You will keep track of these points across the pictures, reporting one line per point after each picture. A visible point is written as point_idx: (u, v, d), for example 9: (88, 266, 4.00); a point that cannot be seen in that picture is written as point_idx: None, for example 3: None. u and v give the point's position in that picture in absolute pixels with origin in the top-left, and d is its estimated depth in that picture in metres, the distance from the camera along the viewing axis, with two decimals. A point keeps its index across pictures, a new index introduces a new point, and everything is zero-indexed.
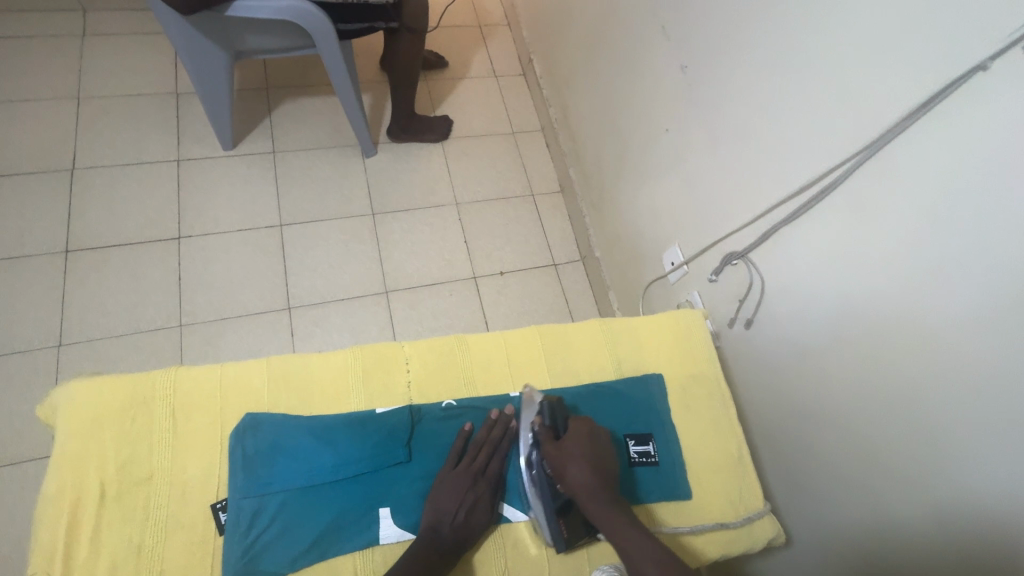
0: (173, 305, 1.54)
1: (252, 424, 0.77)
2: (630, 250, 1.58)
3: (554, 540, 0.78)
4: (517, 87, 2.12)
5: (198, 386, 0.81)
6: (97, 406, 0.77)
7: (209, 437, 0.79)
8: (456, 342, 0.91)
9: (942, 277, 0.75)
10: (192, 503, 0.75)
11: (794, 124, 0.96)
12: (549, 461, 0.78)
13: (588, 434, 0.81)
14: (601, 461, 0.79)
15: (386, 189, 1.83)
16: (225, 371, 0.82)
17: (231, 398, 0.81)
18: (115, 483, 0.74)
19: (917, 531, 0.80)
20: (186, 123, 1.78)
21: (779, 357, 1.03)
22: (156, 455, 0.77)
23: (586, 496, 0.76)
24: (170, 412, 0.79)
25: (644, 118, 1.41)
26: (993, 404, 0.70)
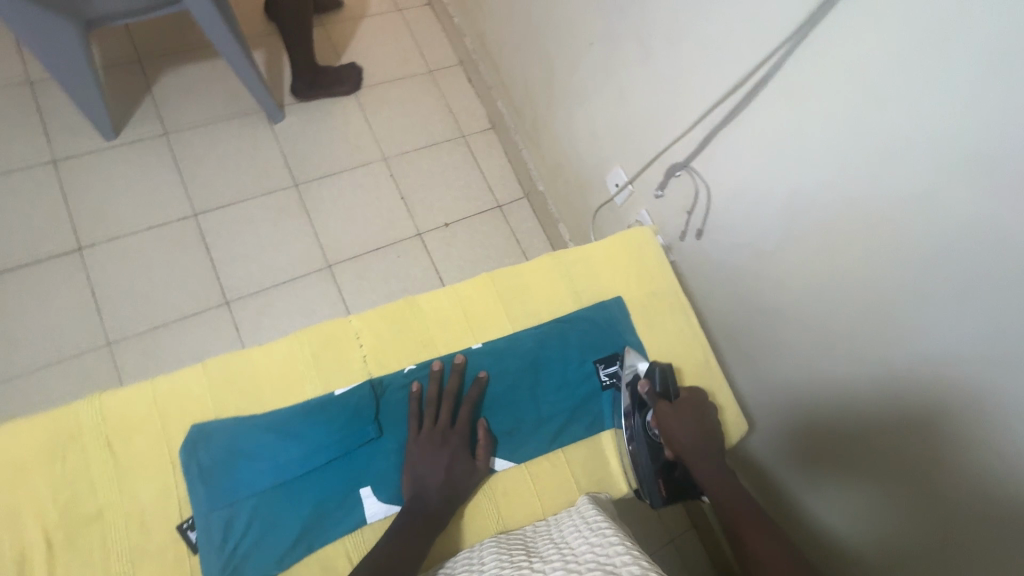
0: (96, 324, 1.40)
1: (202, 436, 0.72)
2: (572, 178, 1.54)
3: (653, 496, 0.84)
4: (425, 20, 1.95)
5: (128, 409, 0.74)
6: (17, 454, 0.70)
7: (156, 459, 0.73)
8: (405, 305, 0.86)
9: (876, 158, 0.77)
10: (155, 530, 0.70)
11: (723, 15, 0.91)
12: (660, 421, 0.84)
13: (700, 406, 0.87)
14: (708, 428, 0.85)
15: (305, 154, 1.68)
16: (156, 387, 0.75)
17: (171, 413, 0.75)
18: (62, 528, 0.68)
19: (879, 401, 0.85)
20: (53, 116, 1.55)
21: (735, 261, 1.05)
22: (101, 490, 0.71)
23: (695, 457, 0.82)
24: (105, 442, 0.72)
25: (565, 33, 1.32)
26: (951, 268, 0.71)
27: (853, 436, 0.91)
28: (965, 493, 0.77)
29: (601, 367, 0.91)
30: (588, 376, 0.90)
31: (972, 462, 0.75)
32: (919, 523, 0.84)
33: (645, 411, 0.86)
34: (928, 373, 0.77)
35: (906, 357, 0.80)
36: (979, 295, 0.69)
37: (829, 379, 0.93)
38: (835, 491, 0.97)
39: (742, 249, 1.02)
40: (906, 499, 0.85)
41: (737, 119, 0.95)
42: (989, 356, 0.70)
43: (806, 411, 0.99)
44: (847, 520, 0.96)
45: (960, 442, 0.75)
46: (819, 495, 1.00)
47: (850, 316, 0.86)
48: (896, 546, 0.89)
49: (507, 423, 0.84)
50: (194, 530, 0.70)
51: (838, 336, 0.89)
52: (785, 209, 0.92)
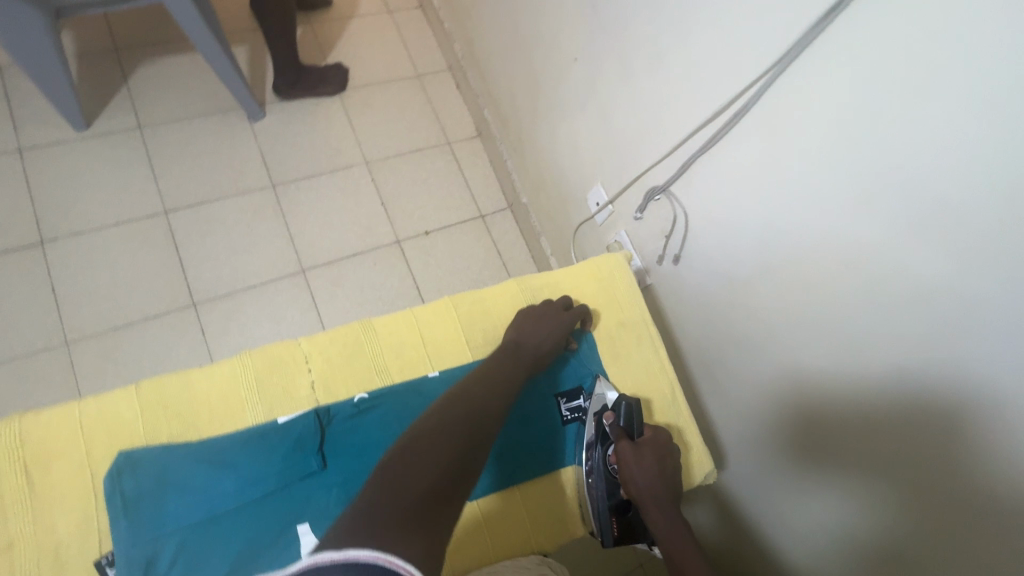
0: (53, 322, 1.35)
1: (128, 464, 0.68)
2: (555, 192, 1.51)
3: (604, 535, 0.83)
4: (415, 23, 1.92)
5: (53, 431, 0.70)
6: None
7: (78, 486, 0.69)
8: (361, 328, 0.83)
9: (852, 197, 0.75)
10: (72, 564, 0.66)
11: (705, 40, 0.89)
12: (621, 457, 0.82)
13: (664, 448, 0.84)
14: (669, 472, 0.82)
15: (284, 155, 1.64)
16: (85, 408, 0.71)
17: (99, 437, 0.71)
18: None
19: (840, 413, 0.84)
20: (21, 103, 1.50)
21: (710, 290, 1.02)
22: (14, 519, 0.66)
23: (651, 501, 0.79)
24: (23, 467, 0.68)
25: (551, 46, 1.30)
26: (925, 281, 0.69)
27: (830, 440, 0.86)
28: (947, 495, 0.72)
29: (564, 401, 0.90)
30: (550, 409, 0.90)
31: (954, 458, 0.71)
32: (900, 530, 0.79)
33: (607, 445, 0.84)
34: (908, 372, 0.73)
35: (884, 357, 0.76)
36: (968, 284, 0.65)
37: (801, 389, 0.89)
38: (809, 502, 0.92)
39: (719, 278, 1.00)
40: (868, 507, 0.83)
41: (716, 146, 0.94)
42: (977, 352, 0.66)
43: (781, 419, 0.94)
44: (821, 535, 0.90)
45: (942, 440, 0.72)
46: (792, 507, 0.95)
47: (822, 354, 0.84)
48: (873, 558, 0.83)
49: None
50: (112, 566, 0.66)
51: (809, 374, 0.87)
52: (762, 240, 0.90)
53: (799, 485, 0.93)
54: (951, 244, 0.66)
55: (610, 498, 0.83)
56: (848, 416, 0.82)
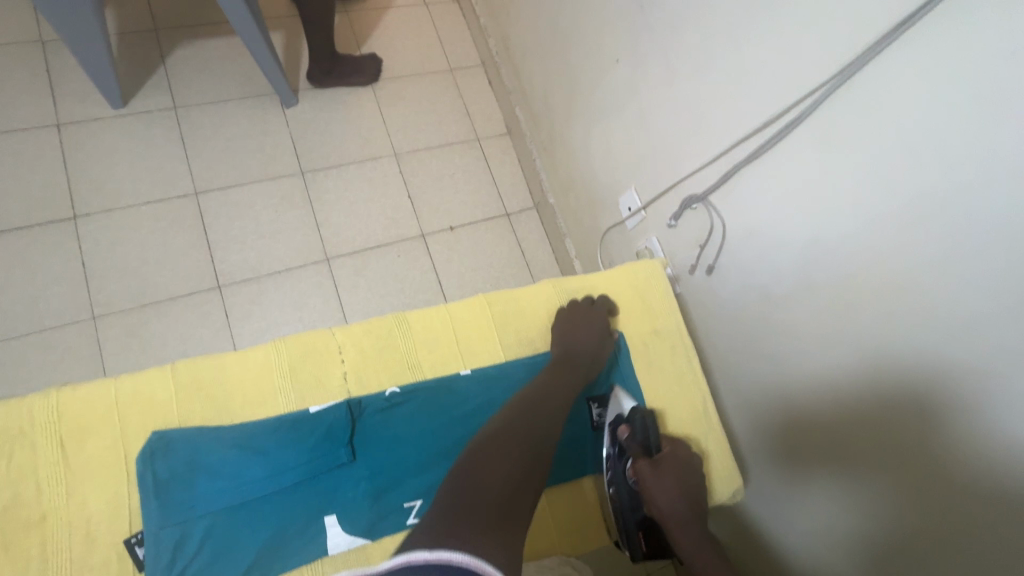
0: (82, 296, 1.37)
1: (162, 445, 0.68)
2: (585, 194, 1.50)
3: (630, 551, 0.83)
4: (451, 17, 1.91)
5: (88, 407, 0.70)
6: None
7: (111, 465, 0.69)
8: (394, 322, 0.82)
9: (902, 218, 0.73)
10: (100, 542, 0.66)
11: (757, 48, 0.87)
12: (642, 479, 0.81)
13: (682, 463, 0.84)
14: (690, 489, 0.82)
15: (315, 143, 1.64)
16: (120, 386, 0.71)
17: (132, 416, 0.71)
18: (3, 530, 0.65)
19: (847, 411, 0.84)
20: (61, 78, 1.52)
21: (744, 304, 1.00)
22: (47, 493, 0.67)
23: (675, 521, 0.80)
24: (58, 442, 0.68)
25: (591, 46, 1.28)
26: (973, 317, 0.67)
27: (838, 434, 0.87)
28: (959, 493, 0.72)
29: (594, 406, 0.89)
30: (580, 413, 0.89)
31: (957, 453, 0.71)
32: (912, 529, 0.78)
33: (625, 462, 0.83)
34: (919, 367, 0.73)
35: (898, 350, 0.76)
36: (993, 277, 0.64)
37: (817, 385, 0.89)
38: (815, 496, 0.92)
39: (753, 292, 0.98)
40: (865, 503, 0.84)
41: (762, 157, 0.91)
42: (975, 347, 0.67)
43: (793, 412, 0.94)
44: (823, 529, 0.91)
45: (947, 436, 0.72)
46: (796, 501, 0.95)
47: (860, 378, 0.82)
48: (869, 553, 0.84)
49: None
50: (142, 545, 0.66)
51: (843, 398, 0.85)
52: (803, 257, 0.87)
53: (804, 479, 0.93)
54: (962, 245, 0.67)
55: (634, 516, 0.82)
56: (861, 409, 0.82)
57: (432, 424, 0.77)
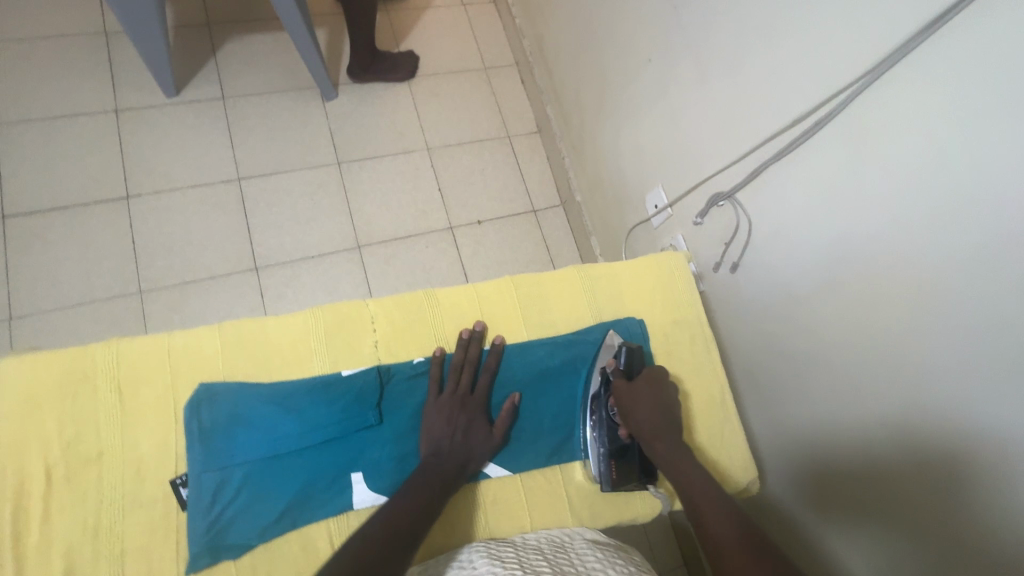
0: (130, 271, 1.45)
1: (208, 396, 0.73)
2: (612, 192, 1.52)
3: (603, 478, 0.81)
4: (487, 17, 1.96)
5: (142, 357, 0.75)
6: (30, 385, 0.71)
7: (161, 412, 0.74)
8: (424, 296, 0.86)
9: (931, 233, 0.72)
10: (150, 481, 0.72)
11: (790, 47, 0.88)
12: (619, 396, 0.81)
13: (659, 382, 0.84)
14: (668, 410, 0.81)
15: (351, 136, 1.71)
16: (172, 340, 0.76)
17: (181, 368, 0.75)
18: (63, 463, 0.70)
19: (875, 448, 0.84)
20: (121, 67, 1.62)
21: (767, 302, 1.00)
22: (105, 433, 0.72)
23: (651, 435, 0.79)
24: (115, 387, 0.73)
25: (624, 45, 1.30)
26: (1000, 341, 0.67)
27: (863, 484, 0.87)
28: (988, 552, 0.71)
29: None
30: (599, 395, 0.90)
31: (979, 526, 0.72)
32: None
33: (610, 393, 0.83)
34: (953, 420, 0.73)
35: (931, 417, 0.76)
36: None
37: (842, 427, 0.89)
38: (844, 539, 0.92)
39: (776, 290, 0.98)
40: (893, 549, 0.84)
41: (790, 155, 0.92)
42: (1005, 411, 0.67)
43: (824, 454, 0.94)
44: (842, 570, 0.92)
45: (972, 506, 0.72)
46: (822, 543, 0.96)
47: (881, 376, 0.82)
48: None
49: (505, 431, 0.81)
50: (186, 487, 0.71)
51: (863, 396, 0.85)
52: (828, 254, 0.88)
53: (830, 522, 0.93)
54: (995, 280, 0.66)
55: (613, 442, 0.81)
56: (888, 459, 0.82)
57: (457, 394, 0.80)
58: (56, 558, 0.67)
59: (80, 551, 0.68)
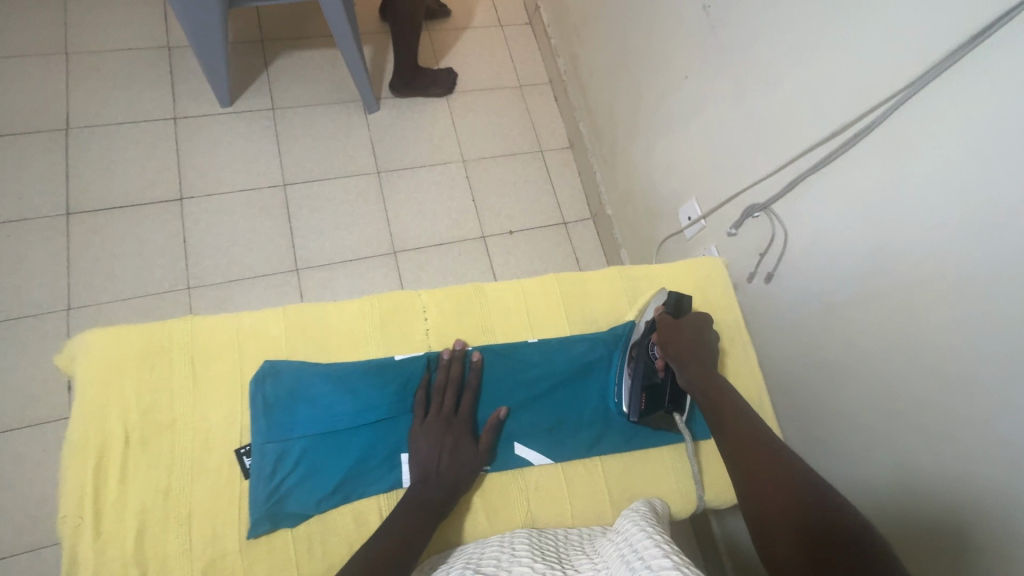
0: (180, 268, 1.53)
1: (272, 372, 0.77)
2: (643, 205, 1.55)
3: (630, 408, 0.85)
4: (523, 38, 2.04)
5: (214, 334, 0.80)
6: (113, 354, 0.76)
7: (228, 385, 0.78)
8: (473, 290, 0.90)
9: (979, 263, 0.72)
10: (217, 450, 0.75)
11: (829, 63, 0.91)
12: (664, 324, 0.87)
13: (702, 322, 0.89)
14: (704, 343, 0.87)
15: (391, 146, 1.78)
16: (241, 320, 0.81)
17: (249, 346, 0.80)
18: (139, 430, 0.74)
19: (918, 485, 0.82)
20: (181, 78, 1.73)
21: (803, 311, 1.01)
22: (177, 402, 0.76)
23: (688, 359, 0.84)
24: (189, 359, 0.78)
25: (660, 63, 1.35)
26: None
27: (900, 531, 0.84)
28: None
29: None
30: None
31: None
32: None
33: (652, 333, 0.88)
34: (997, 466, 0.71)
35: (974, 459, 0.74)
36: None
37: (882, 461, 0.88)
38: None
39: (811, 299, 0.99)
40: None
41: (830, 166, 0.93)
42: None
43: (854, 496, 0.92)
44: None
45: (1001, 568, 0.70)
46: None
47: (918, 386, 0.81)
48: None
49: (547, 420, 0.84)
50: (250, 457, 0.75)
51: (899, 407, 0.84)
52: (867, 263, 0.88)
53: None
54: None
55: (648, 377, 0.86)
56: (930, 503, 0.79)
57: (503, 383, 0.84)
58: (129, 517, 0.70)
59: (151, 513, 0.71)
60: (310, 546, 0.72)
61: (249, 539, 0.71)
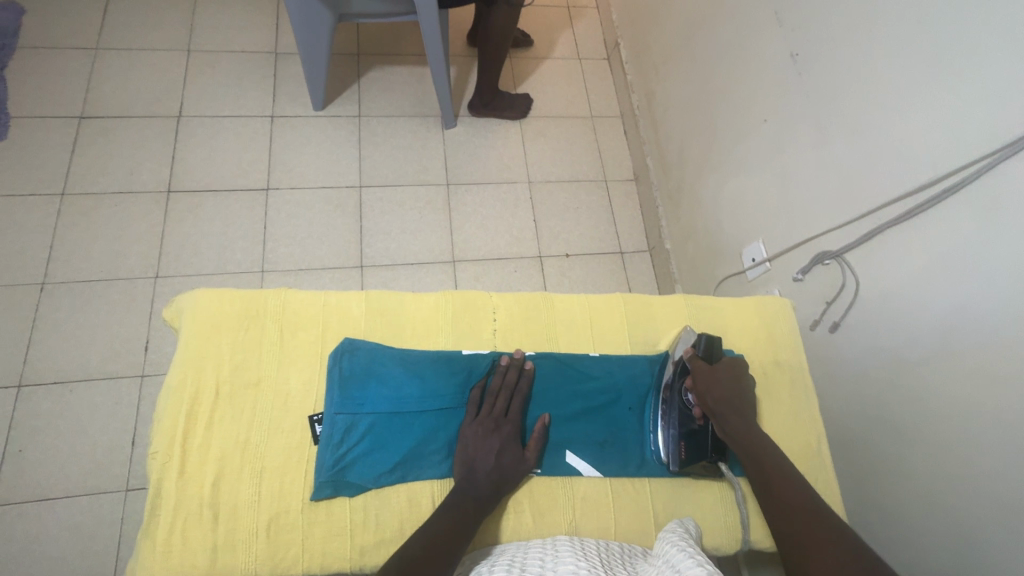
0: (258, 252, 1.64)
1: (351, 348, 0.82)
2: (706, 243, 1.54)
3: (670, 457, 0.82)
4: (600, 72, 2.11)
5: (303, 307, 0.86)
6: (216, 312, 0.84)
7: (310, 355, 0.84)
8: (542, 298, 0.93)
9: None
10: (293, 414, 0.81)
11: (921, 117, 0.90)
12: (700, 375, 0.84)
13: (738, 369, 0.86)
14: (744, 393, 0.84)
15: (463, 161, 1.86)
16: (328, 297, 0.87)
17: (332, 322, 0.86)
18: (228, 384, 0.81)
19: (990, 567, 0.76)
20: (282, 82, 1.88)
21: (870, 366, 0.97)
22: (264, 363, 0.83)
23: (728, 412, 0.81)
24: (279, 327, 0.85)
25: (739, 105, 1.36)
26: None
27: None
28: None
29: None
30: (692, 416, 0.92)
31: None
32: None
33: (686, 377, 0.86)
34: None
35: None
36: None
37: (950, 536, 0.82)
38: None
39: (881, 354, 0.95)
40: None
41: (913, 220, 0.91)
42: None
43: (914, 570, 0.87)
44: None
45: None
46: None
47: (996, 457, 0.76)
48: None
49: (601, 433, 0.85)
50: (320, 424, 0.79)
51: (971, 476, 0.79)
52: (946, 321, 0.84)
53: None
54: None
55: (685, 424, 0.83)
56: None
57: (561, 391, 0.86)
58: (210, 461, 0.76)
59: (229, 462, 0.77)
60: (365, 517, 0.76)
61: (312, 501, 0.76)
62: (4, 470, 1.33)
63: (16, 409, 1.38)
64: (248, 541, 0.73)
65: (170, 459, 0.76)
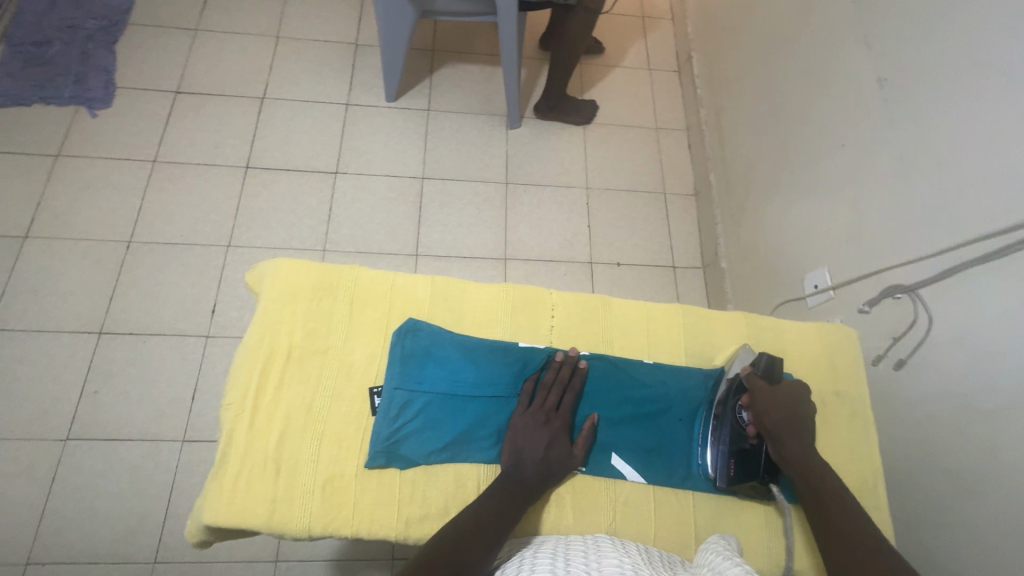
0: (321, 232, 1.72)
1: (414, 328, 0.86)
2: (766, 265, 1.51)
3: (718, 473, 0.82)
4: (669, 83, 2.09)
5: (373, 285, 0.90)
6: (294, 281, 0.89)
7: (376, 330, 0.88)
8: (601, 301, 0.94)
9: None
10: (354, 385, 0.85)
11: (1021, 152, 0.84)
12: (758, 396, 0.82)
13: (799, 394, 0.83)
14: (803, 417, 0.82)
15: (523, 162, 1.89)
16: (396, 278, 0.91)
17: (398, 302, 0.90)
18: (299, 349, 0.85)
19: None
20: (360, 72, 1.97)
21: (937, 410, 0.92)
22: (332, 334, 0.87)
23: (784, 435, 0.80)
24: (349, 301, 0.89)
25: (816, 126, 1.32)
26: None
27: None
28: None
29: None
30: None
31: None
32: None
33: (742, 395, 0.84)
34: None
35: None
36: None
37: None
38: None
39: (950, 399, 0.90)
40: None
41: (1001, 260, 0.86)
42: None
43: None
44: None
45: None
46: None
47: None
48: None
49: (649, 441, 0.85)
50: (379, 397, 0.83)
51: None
52: None
53: None
54: None
55: (737, 442, 0.82)
56: None
57: (612, 393, 0.87)
58: (277, 419, 0.81)
59: (293, 421, 0.81)
60: (413, 491, 0.79)
61: (366, 468, 0.79)
62: (80, 408, 1.45)
63: (96, 354, 1.51)
64: (304, 499, 0.78)
65: (242, 412, 0.81)
